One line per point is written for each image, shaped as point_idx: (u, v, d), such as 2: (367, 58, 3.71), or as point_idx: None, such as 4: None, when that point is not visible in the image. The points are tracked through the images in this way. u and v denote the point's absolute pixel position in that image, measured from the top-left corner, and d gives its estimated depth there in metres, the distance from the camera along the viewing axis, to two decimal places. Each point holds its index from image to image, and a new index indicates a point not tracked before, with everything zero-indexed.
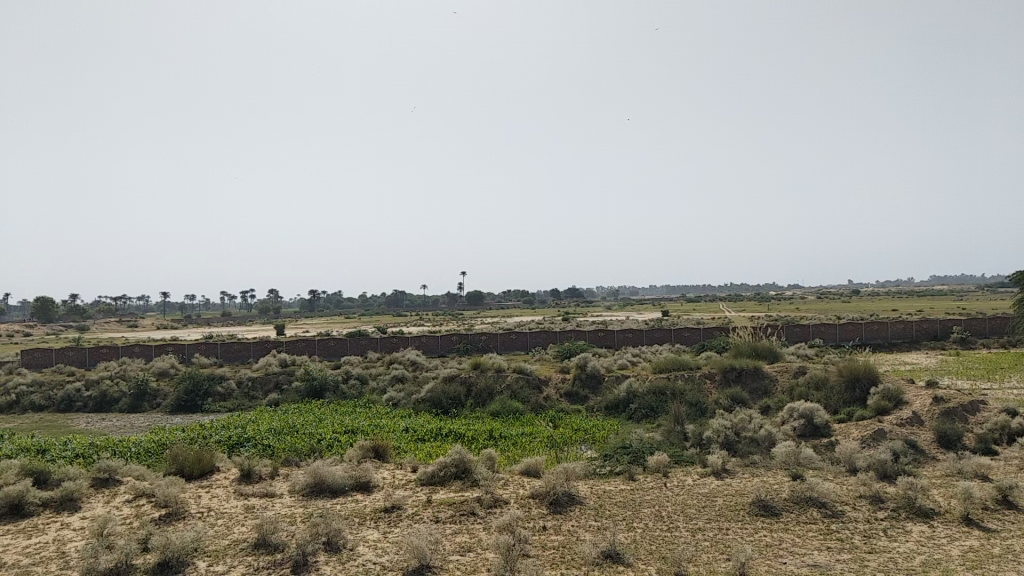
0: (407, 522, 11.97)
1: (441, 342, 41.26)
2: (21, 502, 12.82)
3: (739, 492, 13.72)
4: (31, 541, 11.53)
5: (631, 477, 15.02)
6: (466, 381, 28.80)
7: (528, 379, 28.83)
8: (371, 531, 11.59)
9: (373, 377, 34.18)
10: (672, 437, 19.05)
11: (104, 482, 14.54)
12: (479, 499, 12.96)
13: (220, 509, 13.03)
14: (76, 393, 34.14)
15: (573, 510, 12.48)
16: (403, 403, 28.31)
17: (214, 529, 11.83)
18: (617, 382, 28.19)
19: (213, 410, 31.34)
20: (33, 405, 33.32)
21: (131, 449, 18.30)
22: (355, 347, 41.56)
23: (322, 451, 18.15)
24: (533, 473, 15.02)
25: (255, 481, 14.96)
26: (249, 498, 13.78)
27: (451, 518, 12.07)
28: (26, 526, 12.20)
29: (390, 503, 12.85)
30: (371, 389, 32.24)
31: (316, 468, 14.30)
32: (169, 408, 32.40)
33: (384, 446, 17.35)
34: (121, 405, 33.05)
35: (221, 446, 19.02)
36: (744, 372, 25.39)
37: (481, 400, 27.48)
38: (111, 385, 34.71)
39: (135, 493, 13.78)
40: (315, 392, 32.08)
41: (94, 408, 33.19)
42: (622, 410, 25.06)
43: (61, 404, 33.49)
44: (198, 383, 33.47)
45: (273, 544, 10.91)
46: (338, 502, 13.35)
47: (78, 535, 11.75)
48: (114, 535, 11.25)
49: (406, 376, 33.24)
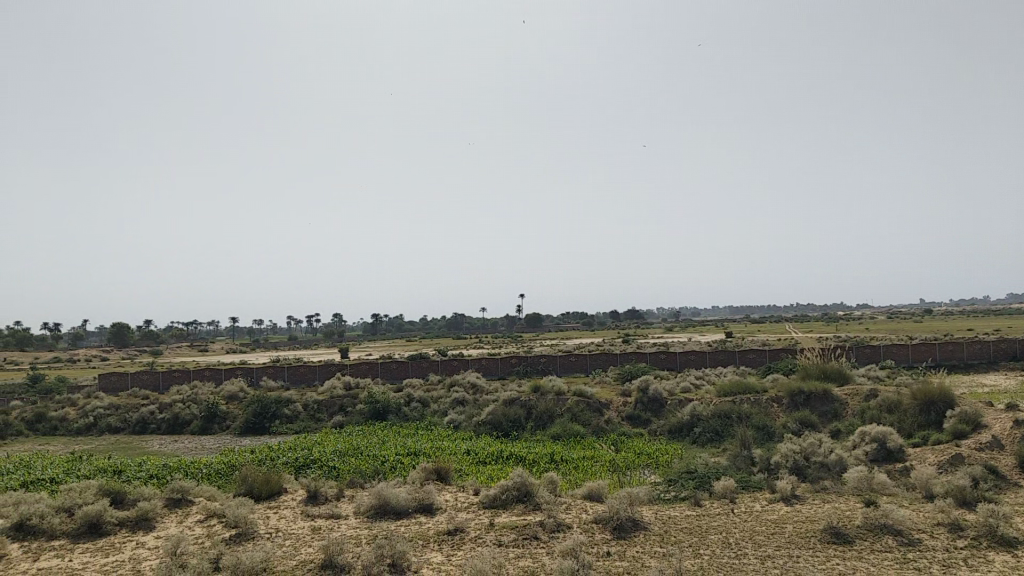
0: (470, 545, 11.98)
1: (501, 365, 41.36)
2: (99, 521, 13.30)
3: (811, 519, 13.33)
4: (108, 559, 11.91)
5: (697, 503, 14.73)
6: (526, 404, 28.73)
7: (589, 403, 28.60)
8: (435, 554, 11.61)
9: (434, 400, 34.40)
10: (738, 462, 18.65)
11: (177, 503, 14.96)
12: (542, 523, 12.89)
13: (289, 530, 13.25)
14: (150, 415, 35.30)
15: (638, 536, 12.30)
16: (464, 426, 28.47)
17: (282, 550, 12.02)
18: (680, 406, 27.78)
19: (280, 433, 31.98)
20: (110, 427, 34.56)
21: (202, 470, 18.80)
22: (417, 370, 41.97)
23: (386, 473, 18.35)
24: (596, 498, 14.86)
25: (322, 502, 15.17)
26: (316, 519, 13.98)
27: (513, 542, 12.01)
28: (104, 545, 12.62)
29: (453, 526, 12.89)
30: (433, 412, 32.48)
31: (381, 490, 14.43)
32: (238, 430, 33.21)
33: (446, 468, 17.41)
34: (193, 427, 34.03)
35: (288, 467, 19.41)
36: (813, 396, 24.73)
37: (543, 423, 27.37)
38: (184, 407, 35.74)
39: (207, 513, 14.12)
40: (378, 414, 32.48)
41: (168, 429, 34.24)
42: (686, 434, 24.66)
43: (136, 426, 34.65)
44: (265, 406, 34.22)
45: (339, 565, 11.03)
46: (402, 524, 13.46)
47: (153, 554, 12.09)
48: (187, 554, 11.55)
49: (467, 398, 33.37)
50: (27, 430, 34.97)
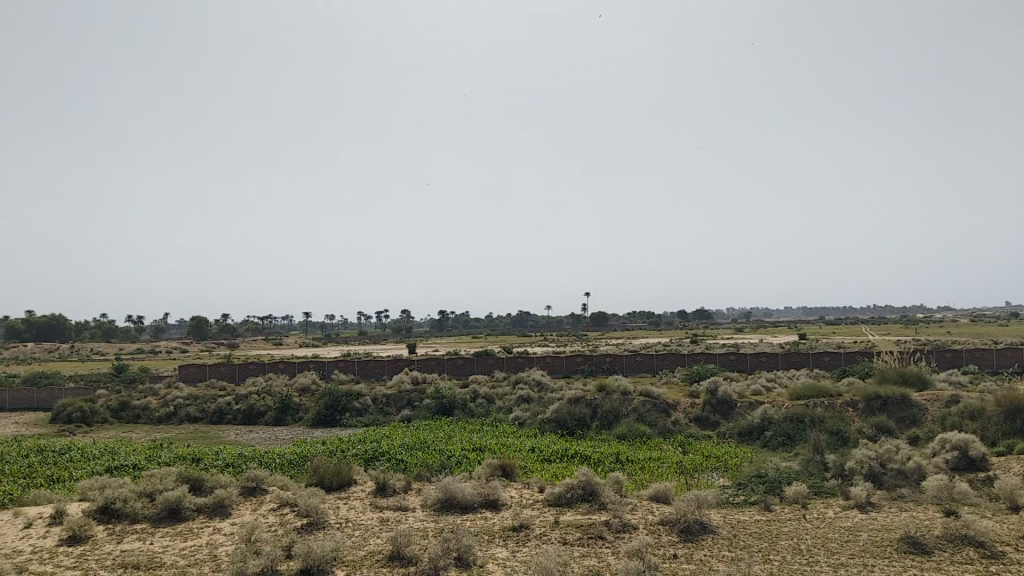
0: (535, 542, 12.01)
1: (567, 363, 41.29)
2: (179, 506, 13.83)
3: (886, 528, 12.91)
4: (187, 544, 12.36)
5: (767, 508, 14.43)
6: (592, 403, 28.60)
7: (656, 403, 28.31)
8: (500, 549, 11.68)
9: (499, 396, 34.56)
10: (811, 467, 18.18)
11: (252, 491, 15.43)
12: (607, 523, 12.83)
13: (358, 520, 13.51)
14: (227, 406, 36.47)
15: (706, 539, 12.12)
16: (529, 423, 28.54)
17: (351, 540, 12.27)
18: (751, 408, 27.24)
19: (350, 426, 32.64)
20: (189, 416, 35.87)
21: (276, 460, 19.33)
22: (483, 367, 42.22)
23: (452, 468, 18.53)
24: (663, 499, 14.71)
25: (390, 494, 15.43)
26: (383, 510, 14.22)
27: (579, 541, 12.00)
28: (183, 529, 13.11)
29: (518, 522, 12.95)
30: (498, 408, 32.62)
31: (447, 484, 14.60)
32: (310, 422, 34.04)
33: (512, 465, 17.48)
34: (267, 417, 35.03)
35: (357, 459, 19.79)
36: (890, 401, 23.93)
37: (608, 422, 27.21)
38: (258, 398, 36.80)
39: (279, 502, 14.50)
40: (444, 410, 32.83)
41: (243, 420, 35.34)
42: (757, 437, 24.17)
43: (214, 416, 35.86)
44: (336, 399, 34.98)
45: (406, 557, 11.20)
46: (468, 518, 13.59)
47: (228, 540, 12.50)
48: (260, 541, 11.90)
49: (532, 396, 33.40)
50: (112, 418, 36.57)
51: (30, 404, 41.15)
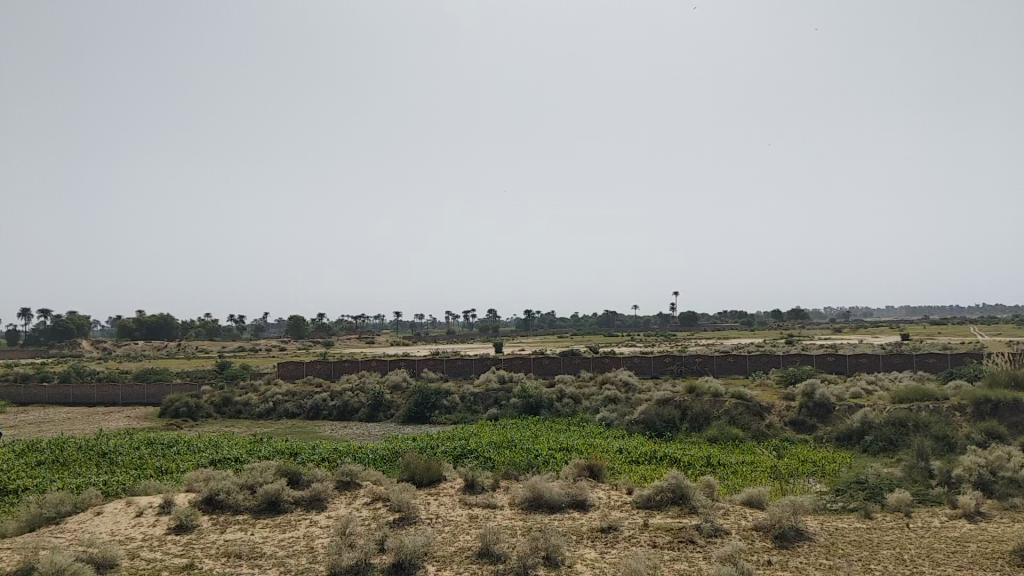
0: (624, 544, 11.90)
1: (656, 364, 40.78)
2: (278, 499, 14.37)
3: (998, 539, 12.23)
4: (285, 535, 12.82)
5: (868, 516, 13.88)
6: (682, 405, 28.14)
7: (748, 406, 27.65)
8: (589, 550, 11.64)
9: (586, 396, 34.43)
10: (914, 474, 17.40)
11: (346, 485, 15.85)
12: (699, 527, 12.60)
13: (447, 516, 13.71)
14: (323, 402, 37.64)
15: (802, 546, 11.76)
16: (617, 424, 28.35)
17: (441, 536, 12.44)
18: (849, 412, 26.28)
19: (439, 423, 33.19)
20: (288, 412, 37.22)
21: (368, 456, 19.84)
22: (570, 366, 42.13)
23: (540, 467, 18.58)
24: (756, 504, 14.35)
25: (479, 492, 15.59)
26: (472, 507, 14.39)
27: (669, 544, 11.83)
28: (282, 521, 13.60)
29: (607, 524, 12.87)
30: (585, 408, 32.50)
31: (535, 483, 14.64)
32: (401, 419, 34.76)
33: (600, 466, 17.35)
34: (360, 414, 35.99)
35: (447, 456, 20.10)
36: (1002, 405, 22.64)
37: (698, 425, 26.69)
38: (352, 395, 37.85)
39: (372, 496, 14.83)
40: (531, 409, 32.98)
41: (338, 415, 36.43)
42: (856, 442, 23.30)
43: (310, 411, 37.07)
44: (426, 397, 35.61)
45: (495, 554, 11.31)
46: (555, 518, 13.61)
47: (324, 533, 12.88)
48: (354, 535, 12.23)
49: (619, 396, 33.13)
50: (216, 413, 38.28)
51: (142, 400, 43.50)
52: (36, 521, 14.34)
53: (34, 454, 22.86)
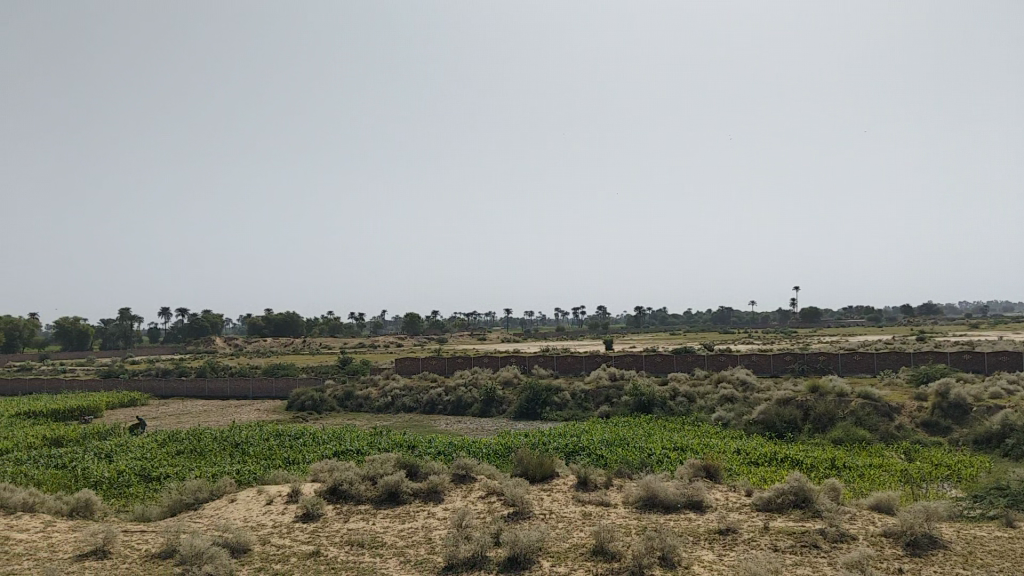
0: (743, 547, 11.62)
1: (775, 362, 39.50)
2: (397, 490, 14.82)
3: None
4: (405, 525, 13.21)
5: (1010, 524, 12.95)
6: (803, 405, 27.13)
7: (875, 407, 26.38)
8: (706, 552, 11.42)
9: (701, 395, 33.73)
10: None
11: (462, 478, 16.18)
12: (823, 532, 12.13)
13: (561, 513, 13.76)
14: (438, 397, 38.50)
15: (936, 555, 11.12)
16: (734, 424, 27.62)
17: (556, 531, 12.53)
18: (989, 414, 24.61)
19: (551, 419, 33.31)
20: (404, 406, 38.34)
21: (482, 450, 20.16)
22: (684, 364, 41.38)
23: (654, 466, 18.34)
24: (885, 509, 13.68)
25: (591, 489, 15.56)
26: (586, 505, 14.38)
27: (791, 548, 11.45)
28: (401, 512, 14.02)
29: (725, 526, 12.58)
30: (700, 408, 31.85)
31: (649, 482, 14.52)
32: (513, 415, 35.14)
33: (717, 466, 16.95)
34: (473, 409, 36.60)
35: (559, 452, 20.17)
36: None
37: (821, 425, 25.64)
38: (465, 391, 38.51)
39: (487, 490, 15.07)
40: (643, 407, 32.63)
41: (452, 410, 37.19)
42: (996, 446, 21.81)
43: (425, 406, 38.00)
44: (538, 393, 35.82)
45: (609, 552, 11.26)
46: (671, 518, 13.41)
47: (441, 524, 13.18)
48: (470, 527, 12.47)
49: (736, 395, 32.24)
50: (338, 406, 39.83)
51: (270, 394, 45.81)
52: (177, 506, 15.40)
53: (176, 444, 24.48)
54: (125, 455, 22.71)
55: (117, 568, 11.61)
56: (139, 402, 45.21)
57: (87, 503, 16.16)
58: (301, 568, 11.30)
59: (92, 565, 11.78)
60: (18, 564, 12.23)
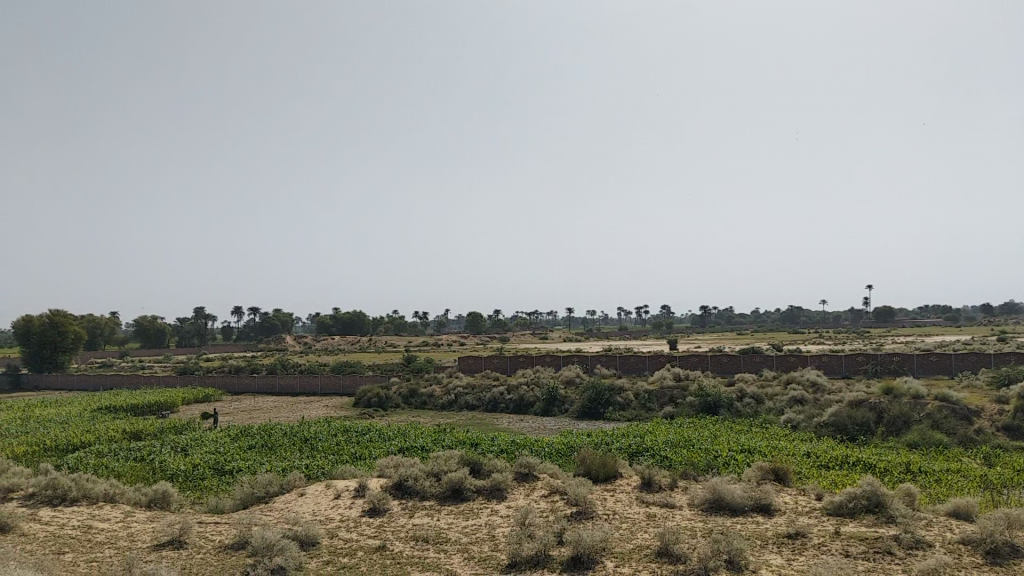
0: (813, 552, 11.35)
1: (846, 363, 38.45)
2: (461, 487, 14.96)
3: None
4: (469, 522, 13.32)
5: None
6: (876, 408, 26.33)
7: (953, 410, 25.44)
8: (774, 557, 11.20)
9: (769, 396, 33.05)
10: None
11: (525, 477, 16.23)
12: (897, 538, 11.76)
13: (625, 513, 13.68)
14: (500, 396, 38.67)
15: (1020, 564, 10.65)
16: (803, 426, 27.00)
17: (619, 532, 12.46)
18: None
19: (614, 419, 33.13)
20: (467, 404, 38.64)
21: (545, 449, 20.18)
22: (751, 365, 40.62)
23: (720, 468, 18.07)
24: (964, 516, 13.16)
25: (656, 490, 15.42)
26: (650, 506, 14.25)
27: (863, 555, 11.13)
28: (465, 509, 14.15)
29: (794, 530, 12.31)
30: (768, 409, 31.21)
31: (716, 485, 14.31)
32: (575, 414, 35.07)
33: (785, 470, 16.58)
34: (535, 408, 36.64)
35: (623, 453, 20.03)
36: None
37: (896, 428, 24.84)
38: (528, 390, 38.58)
39: (550, 489, 15.08)
40: (709, 408, 32.16)
41: (515, 409, 37.33)
42: None
43: (488, 405, 38.24)
44: (600, 393, 35.64)
45: (675, 554, 11.13)
46: (738, 521, 13.19)
47: (504, 522, 13.24)
48: (533, 526, 12.49)
49: (806, 397, 31.49)
50: (403, 404, 40.40)
51: (337, 391, 46.77)
52: (249, 499, 15.83)
53: (248, 438, 25.20)
54: (200, 448, 23.49)
55: (192, 558, 12.01)
56: (213, 398, 46.72)
57: (164, 494, 16.73)
58: (367, 562, 11.49)
59: (169, 555, 12.21)
60: (100, 552, 12.77)
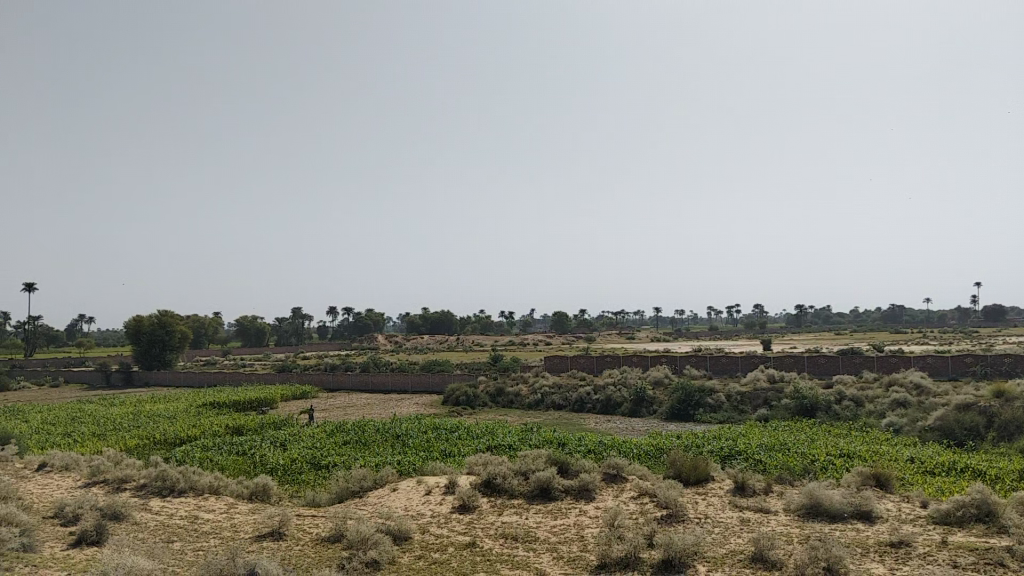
0: (919, 562, 10.87)
1: (953, 365, 36.58)
2: (549, 486, 15.03)
3: None
4: (557, 522, 13.35)
5: None
6: (986, 412, 24.98)
7: None
8: (876, 565, 10.80)
9: (869, 399, 31.78)
10: None
11: (613, 478, 16.16)
12: (1011, 549, 11.13)
13: (717, 518, 13.43)
14: (587, 396, 38.54)
15: None
16: (906, 431, 25.86)
17: (712, 536, 12.26)
18: None
19: (704, 421, 32.56)
20: (555, 404, 38.69)
21: (633, 450, 20.03)
22: (849, 366, 39.17)
23: (816, 473, 17.53)
24: None
25: (750, 494, 15.08)
26: (743, 510, 13.96)
27: (973, 566, 10.59)
28: (553, 508, 14.19)
29: (897, 539, 11.82)
30: (868, 412, 30.03)
31: (813, 490, 13.89)
32: (664, 415, 34.61)
33: (888, 476, 15.93)
34: (623, 409, 36.37)
35: (714, 456, 19.67)
36: None
37: (1009, 433, 23.45)
38: (616, 390, 38.31)
39: (639, 490, 14.95)
40: (805, 411, 31.20)
41: (602, 409, 37.16)
42: None
43: (575, 405, 38.19)
44: (690, 394, 35.05)
45: (770, 560, 10.87)
46: (836, 528, 12.77)
47: (593, 523, 13.21)
48: (623, 527, 12.42)
49: (909, 399, 30.12)
50: (490, 402, 40.81)
51: (427, 389, 47.61)
52: (344, 494, 16.32)
53: (343, 434, 25.97)
54: (297, 444, 24.36)
55: (292, 549, 12.49)
56: (309, 395, 48.30)
57: (264, 487, 17.44)
58: (457, 558, 11.68)
59: (269, 546, 12.73)
60: (206, 541, 13.43)
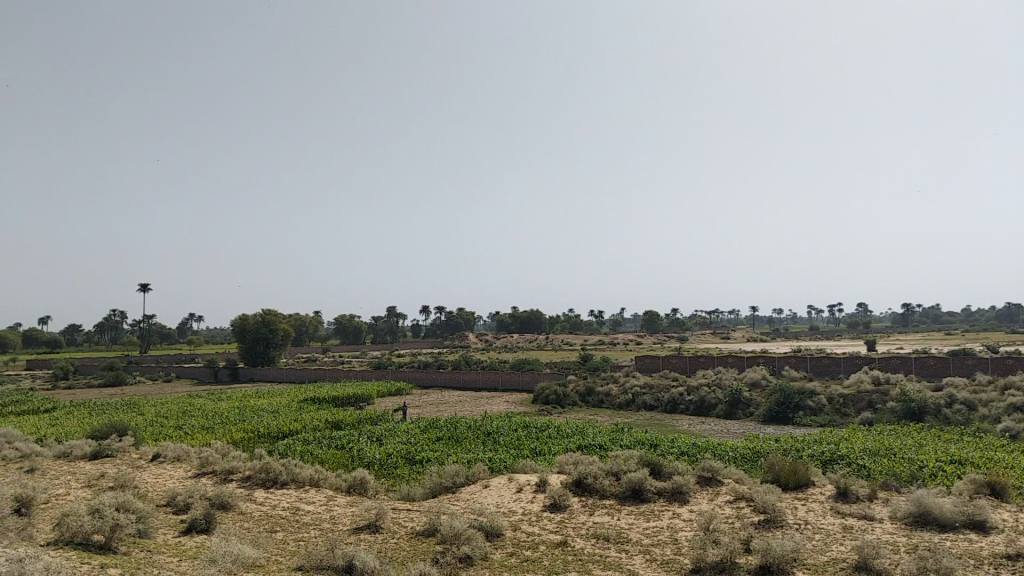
0: None
1: None
2: (641, 487, 14.87)
3: None
4: (650, 524, 13.20)
5: None
6: None
7: None
8: None
9: (983, 403, 30.05)
10: None
11: (707, 481, 15.86)
12: None
13: (818, 524, 12.98)
14: (680, 396, 37.93)
15: None
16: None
17: (812, 543, 11.88)
18: None
19: (804, 424, 31.51)
20: (647, 404, 38.24)
21: (728, 453, 19.58)
22: (961, 367, 37.12)
23: (925, 479, 16.72)
24: None
25: (853, 501, 14.50)
26: (846, 517, 13.45)
27: None
28: (645, 510, 14.03)
29: (1014, 551, 11.15)
30: (982, 417, 28.41)
31: (921, 497, 13.25)
32: (762, 418, 33.67)
33: (1004, 484, 15.03)
34: (718, 410, 35.60)
35: (814, 460, 19.02)
36: None
37: None
38: (710, 391, 37.54)
39: (735, 494, 14.60)
40: (913, 414, 29.78)
41: (695, 411, 36.49)
42: None
43: (668, 405, 37.64)
44: (788, 396, 33.99)
45: (875, 569, 10.43)
46: (947, 537, 12.15)
47: (687, 526, 13.00)
48: (718, 531, 12.16)
49: None
50: (581, 402, 40.68)
51: (518, 387, 47.82)
52: (437, 489, 16.59)
53: (436, 430, 26.42)
54: (392, 439, 24.91)
55: (388, 542, 12.80)
56: (403, 392, 49.29)
57: (361, 481, 17.93)
58: (549, 556, 11.72)
59: (367, 538, 13.08)
60: (307, 531, 13.92)
